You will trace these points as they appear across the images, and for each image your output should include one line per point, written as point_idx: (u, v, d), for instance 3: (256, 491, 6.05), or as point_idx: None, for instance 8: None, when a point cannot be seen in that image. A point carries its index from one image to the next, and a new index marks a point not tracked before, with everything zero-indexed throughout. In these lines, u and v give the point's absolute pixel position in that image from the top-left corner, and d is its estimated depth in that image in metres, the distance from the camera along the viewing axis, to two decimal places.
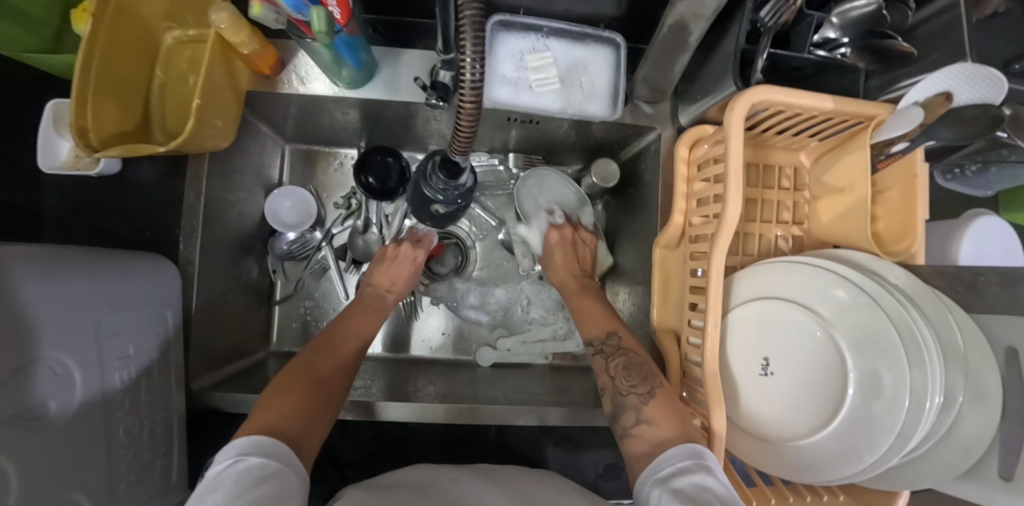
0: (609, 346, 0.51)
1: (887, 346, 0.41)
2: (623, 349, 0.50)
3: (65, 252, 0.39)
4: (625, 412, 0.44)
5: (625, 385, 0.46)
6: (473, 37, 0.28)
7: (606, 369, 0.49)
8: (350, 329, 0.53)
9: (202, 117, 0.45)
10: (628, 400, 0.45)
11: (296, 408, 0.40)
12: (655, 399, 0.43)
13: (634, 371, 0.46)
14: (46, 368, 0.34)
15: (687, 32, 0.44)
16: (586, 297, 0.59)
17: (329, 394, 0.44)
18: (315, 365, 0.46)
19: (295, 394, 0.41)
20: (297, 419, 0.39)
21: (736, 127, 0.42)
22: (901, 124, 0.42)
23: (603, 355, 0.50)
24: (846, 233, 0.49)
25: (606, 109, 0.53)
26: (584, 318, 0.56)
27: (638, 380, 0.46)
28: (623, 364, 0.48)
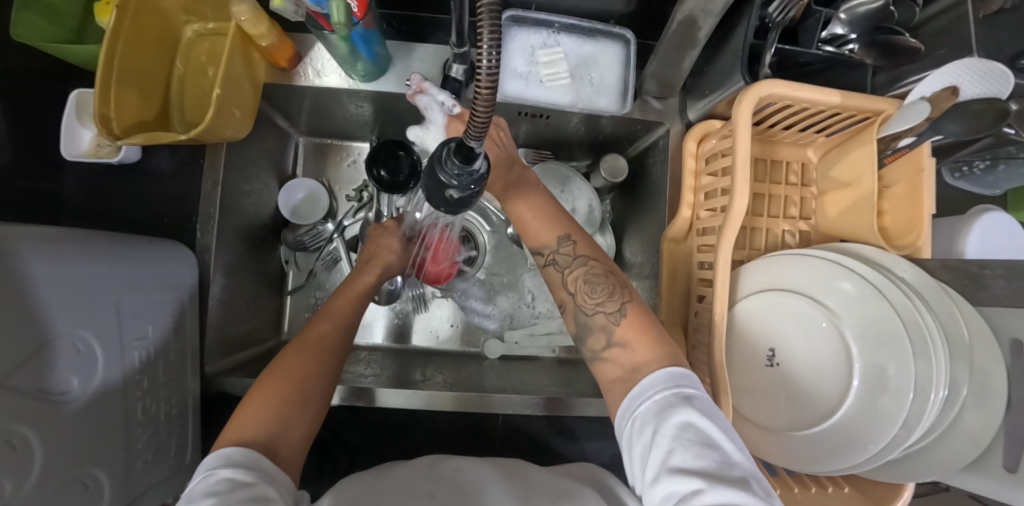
0: (562, 255, 0.45)
1: (893, 338, 0.41)
2: (582, 257, 0.44)
3: (88, 235, 0.40)
4: (593, 334, 0.42)
5: (590, 304, 0.42)
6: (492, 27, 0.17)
7: (564, 283, 0.44)
8: (350, 290, 0.50)
9: (223, 106, 0.46)
10: (595, 319, 0.42)
11: (275, 411, 0.35)
12: (626, 317, 0.40)
13: (598, 286, 0.42)
14: (69, 346, 0.35)
15: (696, 27, 0.45)
16: (526, 193, 0.48)
17: (313, 387, 0.39)
18: (293, 354, 0.41)
19: (273, 396, 0.36)
20: (277, 423, 0.35)
21: (744, 120, 0.43)
22: (908, 117, 0.42)
23: (558, 267, 0.45)
24: (852, 227, 0.50)
25: (615, 103, 0.54)
26: (526, 224, 0.47)
27: (604, 298, 0.42)
28: (584, 276, 0.43)
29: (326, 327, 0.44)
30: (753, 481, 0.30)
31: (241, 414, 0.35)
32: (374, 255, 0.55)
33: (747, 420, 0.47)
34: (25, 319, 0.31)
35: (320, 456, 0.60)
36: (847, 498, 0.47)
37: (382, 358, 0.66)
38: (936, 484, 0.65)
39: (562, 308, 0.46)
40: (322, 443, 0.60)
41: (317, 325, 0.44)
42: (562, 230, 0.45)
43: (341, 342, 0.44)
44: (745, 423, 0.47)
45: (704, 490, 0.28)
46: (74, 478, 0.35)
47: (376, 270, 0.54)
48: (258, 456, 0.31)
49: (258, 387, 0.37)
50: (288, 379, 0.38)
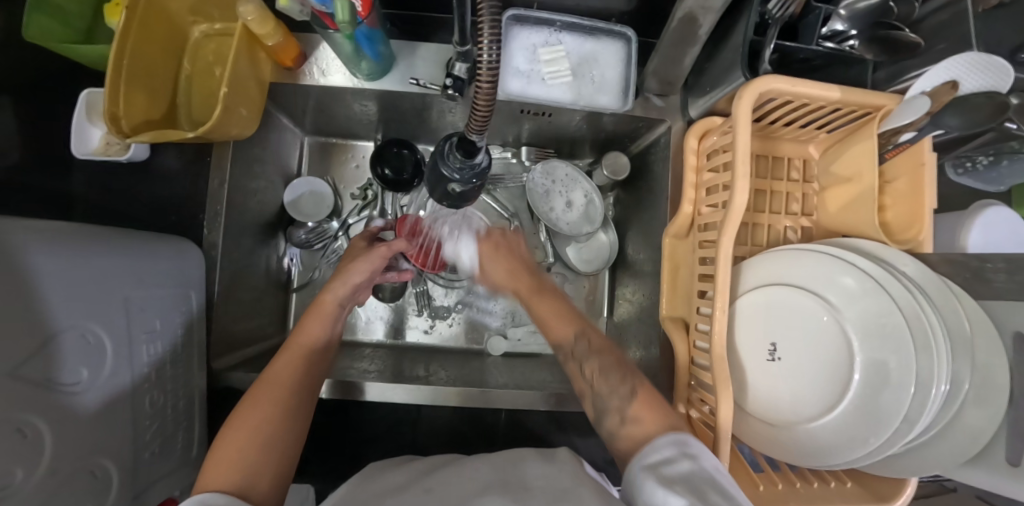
0: (580, 347, 0.48)
1: (895, 333, 0.41)
2: (596, 350, 0.47)
3: (98, 231, 0.41)
4: (609, 414, 0.42)
5: (605, 388, 0.44)
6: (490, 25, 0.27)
7: (581, 376, 0.47)
8: (318, 312, 0.50)
9: (229, 105, 0.47)
10: (611, 402, 0.43)
11: (246, 463, 0.35)
12: (637, 399, 0.41)
13: (613, 374, 0.45)
14: (79, 338, 0.36)
15: (696, 25, 0.45)
16: (548, 299, 0.53)
17: (282, 433, 0.38)
18: (257, 399, 0.39)
19: (242, 447, 0.35)
20: (249, 474, 0.34)
21: (745, 116, 0.43)
22: (908, 112, 0.43)
23: (575, 360, 0.48)
24: (853, 223, 0.50)
25: (615, 101, 0.55)
26: (547, 321, 0.51)
27: (618, 381, 0.44)
28: (599, 367, 0.46)
29: (291, 368, 0.44)
30: None
31: (210, 472, 0.34)
32: (343, 268, 0.54)
33: (748, 414, 0.47)
34: (36, 311, 0.32)
35: (325, 451, 0.60)
36: (850, 493, 0.47)
37: (385, 355, 0.66)
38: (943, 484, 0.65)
39: (580, 396, 0.48)
40: (327, 438, 0.60)
41: (278, 361, 0.44)
42: (577, 326, 0.49)
43: (304, 377, 0.44)
44: (747, 418, 0.47)
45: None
46: (83, 469, 0.35)
47: (345, 281, 0.52)
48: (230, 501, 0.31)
49: (222, 441, 0.36)
50: (254, 428, 0.37)
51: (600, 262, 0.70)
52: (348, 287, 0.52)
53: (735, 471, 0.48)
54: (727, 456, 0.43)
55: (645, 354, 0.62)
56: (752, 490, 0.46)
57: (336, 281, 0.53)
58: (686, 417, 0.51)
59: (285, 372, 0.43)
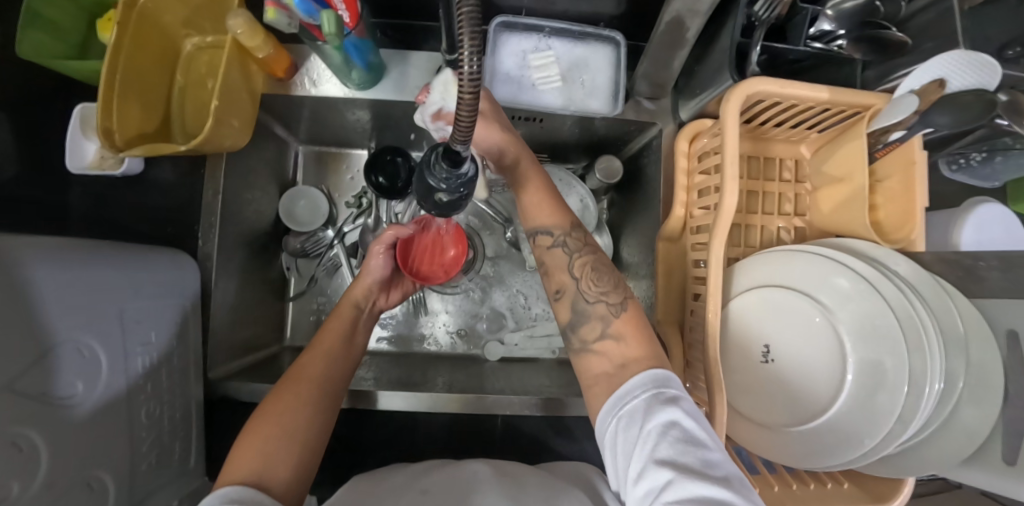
0: (572, 239, 0.46)
1: (887, 334, 0.41)
2: (590, 246, 0.46)
3: (91, 244, 0.41)
4: (590, 323, 0.42)
5: (593, 292, 0.43)
6: None
7: (569, 266, 0.45)
8: (341, 308, 0.54)
9: (221, 117, 0.47)
10: (596, 308, 0.42)
11: (271, 455, 0.37)
12: (625, 314, 0.42)
13: (605, 276, 0.44)
14: (75, 352, 0.36)
15: (683, 27, 0.45)
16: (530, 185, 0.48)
17: (303, 428, 0.40)
18: (285, 395, 0.42)
19: (268, 439, 0.38)
20: (272, 466, 0.36)
21: (733, 117, 0.43)
22: (895, 112, 0.43)
23: (564, 249, 0.45)
24: (846, 222, 0.49)
25: (606, 105, 0.55)
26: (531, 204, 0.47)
27: (608, 288, 0.43)
28: (591, 264, 0.45)
29: (318, 366, 0.46)
30: (735, 480, 0.29)
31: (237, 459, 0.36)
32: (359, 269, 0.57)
33: (743, 417, 0.47)
34: (32, 326, 0.32)
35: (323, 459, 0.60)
36: (846, 494, 0.47)
37: (379, 361, 0.66)
38: (946, 482, 0.65)
39: (557, 293, 0.45)
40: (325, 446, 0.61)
41: (306, 360, 0.47)
42: (570, 217, 0.47)
43: (332, 373, 0.46)
44: (742, 420, 0.47)
45: (674, 481, 0.29)
46: (79, 481, 0.36)
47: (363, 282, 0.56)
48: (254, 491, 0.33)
49: (250, 432, 0.38)
50: (280, 420, 0.40)
51: None
52: (366, 288, 0.56)
53: None
54: None
55: None
56: None
57: (361, 280, 0.56)
58: None
59: (316, 369, 0.45)
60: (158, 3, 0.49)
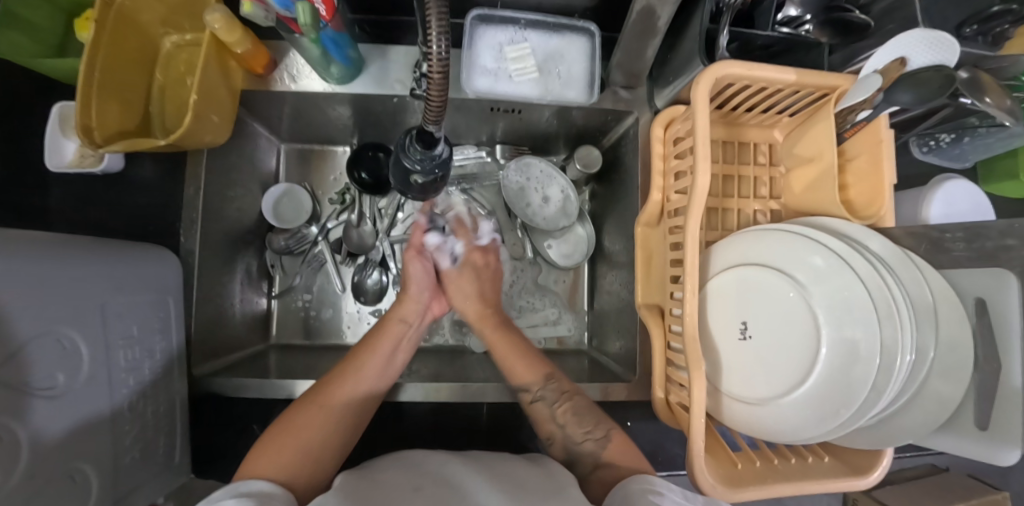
0: (550, 392, 0.52)
1: (860, 306, 0.42)
2: (566, 393, 0.52)
3: (69, 238, 0.41)
4: (582, 459, 0.47)
5: (580, 433, 0.49)
6: (439, 19, 0.28)
7: (553, 416, 0.51)
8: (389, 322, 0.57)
9: (200, 112, 0.48)
10: (585, 447, 0.48)
11: (288, 463, 0.40)
12: (612, 443, 0.47)
13: (586, 416, 0.50)
14: (54, 344, 0.36)
15: (654, 16, 0.47)
16: (505, 344, 0.58)
17: (320, 444, 0.43)
18: (311, 411, 0.45)
19: (288, 448, 0.41)
20: (290, 473, 0.39)
21: (702, 99, 0.44)
22: (860, 92, 0.44)
23: (546, 404, 0.52)
24: (817, 202, 0.50)
25: (582, 94, 0.55)
26: (515, 366, 0.55)
27: (592, 425, 0.49)
28: (571, 410, 0.51)
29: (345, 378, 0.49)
30: None
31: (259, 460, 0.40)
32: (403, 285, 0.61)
33: (725, 394, 0.48)
34: (6, 318, 0.32)
35: None
36: (828, 467, 0.48)
37: None
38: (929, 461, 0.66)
39: (550, 440, 0.51)
40: None
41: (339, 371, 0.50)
42: (543, 371, 0.54)
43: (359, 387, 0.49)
44: (725, 398, 0.48)
45: None
46: (60, 474, 0.36)
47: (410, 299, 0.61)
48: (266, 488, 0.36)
49: (277, 433, 0.42)
50: (303, 427, 0.43)
51: (576, 257, 0.70)
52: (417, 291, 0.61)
53: (715, 453, 0.48)
54: (703, 436, 0.43)
55: (625, 344, 0.62)
56: (730, 469, 0.46)
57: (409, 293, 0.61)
58: (665, 401, 0.52)
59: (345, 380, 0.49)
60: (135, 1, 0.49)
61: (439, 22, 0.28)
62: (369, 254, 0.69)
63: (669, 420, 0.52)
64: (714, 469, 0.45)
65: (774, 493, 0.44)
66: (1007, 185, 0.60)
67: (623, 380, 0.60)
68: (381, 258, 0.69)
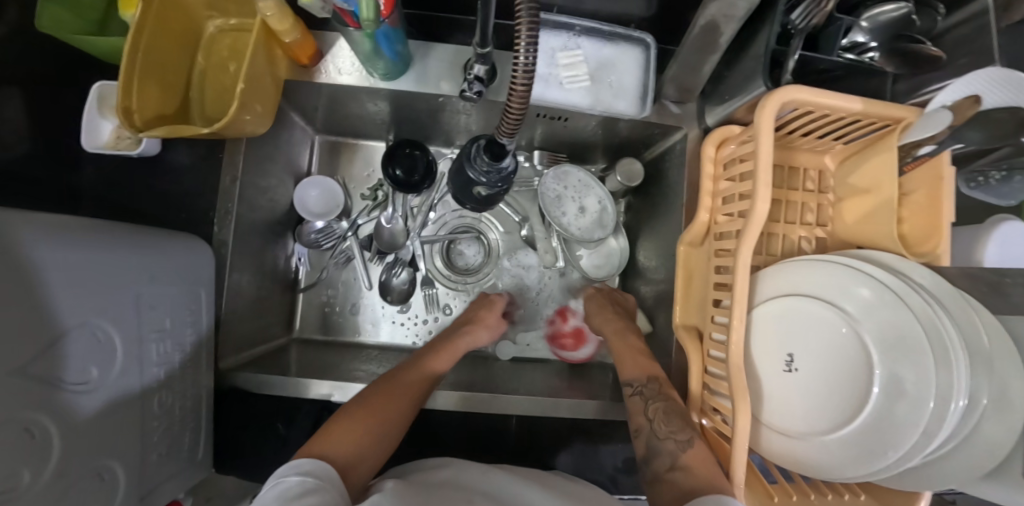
0: (649, 389, 0.52)
1: (912, 344, 0.41)
2: (663, 394, 0.51)
3: (108, 224, 0.40)
4: (660, 456, 0.46)
5: (664, 430, 0.48)
6: (529, 26, 0.29)
7: (644, 410, 0.51)
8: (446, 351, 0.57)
9: (245, 101, 0.46)
10: (667, 445, 0.46)
11: (357, 441, 0.40)
12: (694, 448, 0.45)
13: (675, 418, 0.48)
14: (89, 336, 0.35)
15: (717, 33, 0.46)
16: (625, 345, 0.58)
17: (386, 432, 0.44)
18: (382, 397, 0.46)
19: (356, 427, 0.42)
20: (354, 452, 0.39)
21: (767, 124, 0.43)
22: (929, 127, 0.43)
23: (642, 397, 0.51)
24: (872, 235, 0.49)
25: (633, 107, 0.54)
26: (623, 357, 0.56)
27: (677, 428, 0.47)
28: (662, 408, 0.50)
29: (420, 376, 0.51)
30: None
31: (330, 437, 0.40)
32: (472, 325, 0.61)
33: (766, 425, 0.47)
34: (45, 309, 0.31)
35: None
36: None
37: (384, 356, 0.64)
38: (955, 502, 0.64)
39: (636, 431, 0.51)
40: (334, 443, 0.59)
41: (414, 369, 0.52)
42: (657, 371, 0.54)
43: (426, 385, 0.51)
44: (765, 429, 0.47)
45: None
46: (89, 471, 0.34)
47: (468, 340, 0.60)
48: (328, 465, 0.36)
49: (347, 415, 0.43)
50: (377, 412, 0.44)
51: (609, 267, 0.70)
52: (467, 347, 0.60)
53: (749, 483, 0.48)
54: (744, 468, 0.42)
55: (655, 363, 0.61)
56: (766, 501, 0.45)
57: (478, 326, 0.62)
58: (699, 426, 0.51)
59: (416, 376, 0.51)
60: None
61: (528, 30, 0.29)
62: (398, 253, 0.68)
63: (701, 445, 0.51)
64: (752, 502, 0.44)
65: None
66: None
67: None
68: (411, 257, 0.68)
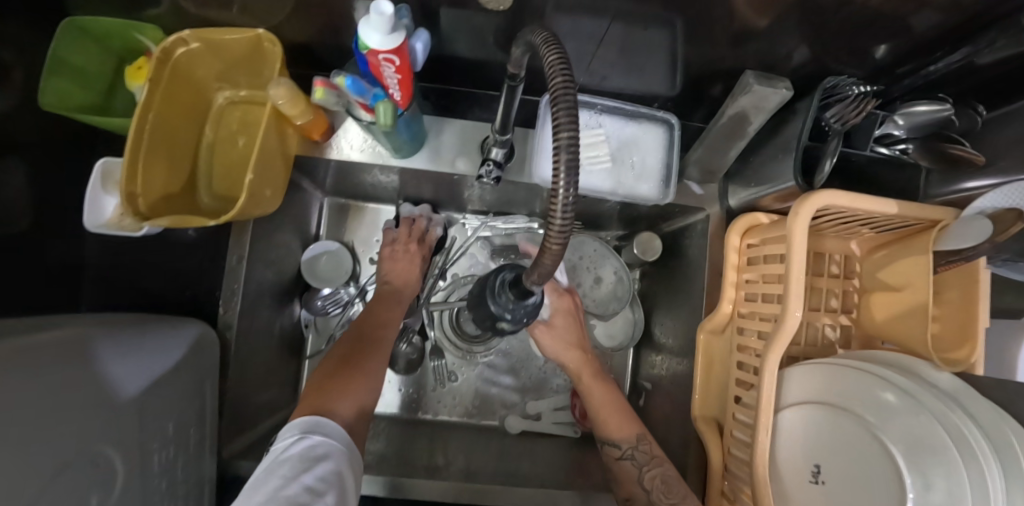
0: (641, 453, 0.49)
1: (933, 447, 0.38)
2: (657, 458, 0.49)
3: (104, 339, 0.38)
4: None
5: (663, 502, 0.46)
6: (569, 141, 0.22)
7: (639, 479, 0.48)
8: (386, 303, 0.56)
9: (253, 191, 0.44)
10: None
11: (339, 396, 0.42)
12: None
13: (675, 487, 0.46)
14: (89, 464, 0.33)
15: (745, 122, 0.46)
16: (597, 386, 0.54)
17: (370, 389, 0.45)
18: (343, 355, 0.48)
19: (341, 376, 0.44)
20: (353, 398, 0.42)
21: (801, 230, 0.41)
22: (969, 235, 0.42)
23: (634, 463, 0.49)
24: (901, 335, 0.47)
25: (656, 190, 0.52)
26: (603, 414, 0.52)
27: (680, 501, 0.45)
28: (661, 477, 0.48)
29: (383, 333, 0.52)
30: None
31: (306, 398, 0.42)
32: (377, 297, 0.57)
33: None
34: (41, 450, 0.28)
35: None
36: None
37: (389, 430, 0.62)
38: None
39: (630, 500, 0.49)
40: None
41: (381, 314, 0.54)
42: (638, 428, 0.51)
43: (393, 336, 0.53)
44: None
45: None
46: None
47: (400, 304, 0.57)
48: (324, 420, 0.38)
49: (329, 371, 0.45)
50: (356, 367, 0.46)
51: (624, 339, 0.67)
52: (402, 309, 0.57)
53: None
54: None
55: (671, 445, 0.59)
56: None
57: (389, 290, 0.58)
58: None
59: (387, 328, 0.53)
60: (192, 57, 0.47)
61: (570, 157, 0.22)
62: (408, 321, 0.64)
63: None
64: None
65: None
66: None
67: None
68: (421, 326, 0.65)
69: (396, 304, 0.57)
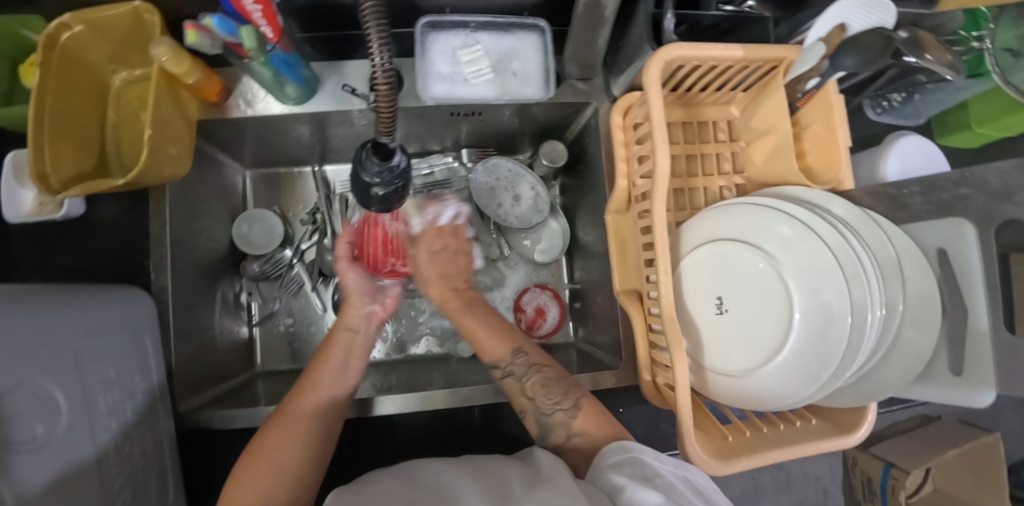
0: (519, 366, 0.51)
1: (827, 270, 0.43)
2: (534, 365, 0.51)
3: (33, 291, 0.40)
4: (554, 429, 0.47)
5: (549, 404, 0.48)
6: (377, 31, 0.29)
7: (524, 390, 0.50)
8: (335, 341, 0.56)
9: (156, 146, 0.47)
10: (555, 417, 0.47)
11: (266, 487, 0.40)
12: (581, 411, 0.46)
13: (554, 387, 0.49)
14: (31, 393, 0.35)
15: (600, 7, 0.47)
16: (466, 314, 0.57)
17: (294, 460, 0.43)
18: (276, 431, 0.44)
19: (261, 474, 0.40)
20: (267, 495, 0.39)
21: (654, 84, 0.44)
22: (807, 60, 0.44)
23: (517, 377, 0.51)
24: (778, 173, 0.52)
25: (539, 90, 0.56)
26: (484, 340, 0.54)
27: (561, 396, 0.48)
28: (540, 381, 0.50)
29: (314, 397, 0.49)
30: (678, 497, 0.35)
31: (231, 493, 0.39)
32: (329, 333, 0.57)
33: (709, 369, 0.49)
34: None
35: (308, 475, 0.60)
36: (815, 428, 0.50)
37: None
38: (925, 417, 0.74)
39: (523, 412, 0.51)
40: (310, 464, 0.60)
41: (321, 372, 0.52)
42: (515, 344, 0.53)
43: (337, 393, 0.51)
44: (710, 373, 0.49)
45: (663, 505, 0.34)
46: None
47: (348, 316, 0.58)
48: None
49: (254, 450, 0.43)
50: (283, 444, 0.43)
51: (552, 253, 0.71)
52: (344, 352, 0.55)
53: (706, 428, 0.50)
54: (689, 412, 0.44)
55: (609, 331, 0.63)
56: (720, 441, 0.48)
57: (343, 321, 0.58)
58: (653, 384, 0.52)
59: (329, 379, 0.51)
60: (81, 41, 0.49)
61: (383, 42, 0.30)
62: None
63: (658, 402, 0.53)
64: (707, 444, 0.46)
65: (764, 460, 0.45)
66: (958, 137, 0.62)
67: (610, 367, 0.60)
68: None
69: (338, 345, 0.55)
